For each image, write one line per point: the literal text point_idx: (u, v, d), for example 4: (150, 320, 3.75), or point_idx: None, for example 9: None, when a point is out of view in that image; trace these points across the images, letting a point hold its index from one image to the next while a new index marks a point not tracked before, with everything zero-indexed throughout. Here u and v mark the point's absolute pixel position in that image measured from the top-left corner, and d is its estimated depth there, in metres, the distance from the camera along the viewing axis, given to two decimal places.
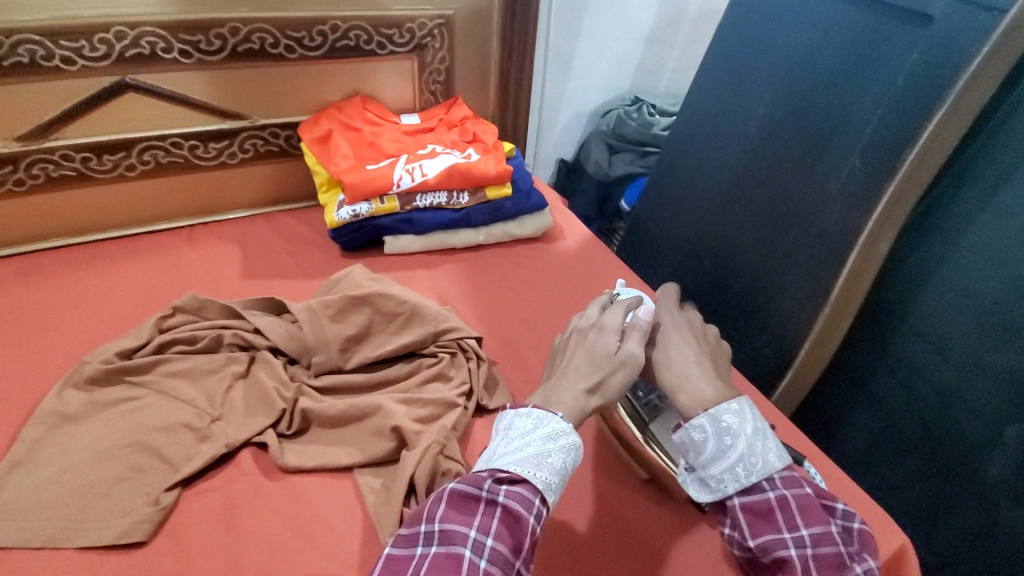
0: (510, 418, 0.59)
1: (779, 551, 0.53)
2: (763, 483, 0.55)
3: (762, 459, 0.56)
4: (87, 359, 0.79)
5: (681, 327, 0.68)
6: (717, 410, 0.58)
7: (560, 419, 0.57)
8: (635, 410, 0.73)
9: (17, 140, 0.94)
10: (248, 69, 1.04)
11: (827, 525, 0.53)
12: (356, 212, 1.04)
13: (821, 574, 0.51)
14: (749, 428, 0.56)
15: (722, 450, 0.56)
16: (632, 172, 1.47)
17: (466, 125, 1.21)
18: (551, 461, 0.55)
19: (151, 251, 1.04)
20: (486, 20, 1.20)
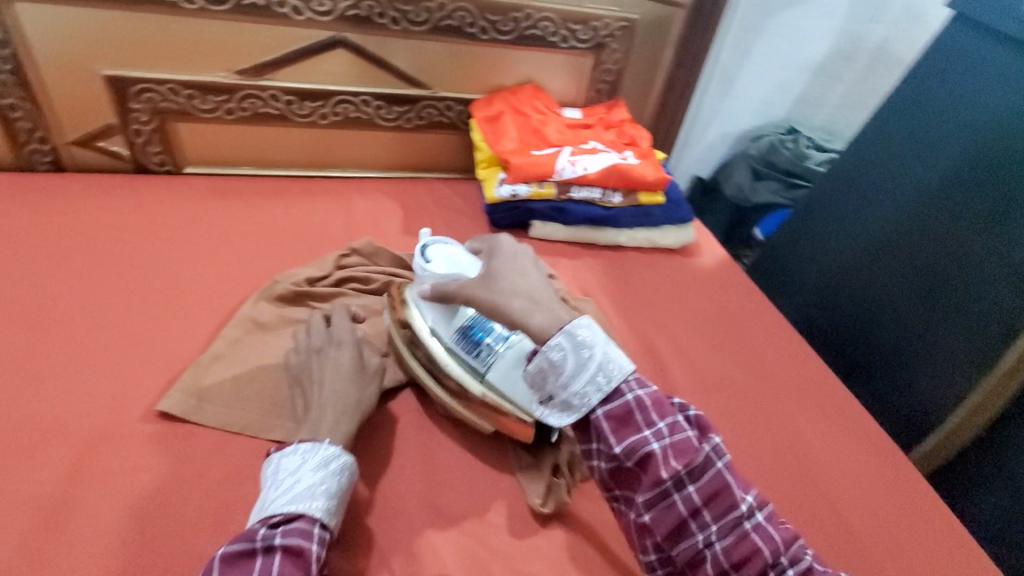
0: (277, 461, 0.62)
1: (644, 448, 0.59)
2: (622, 387, 0.62)
3: (615, 366, 0.62)
4: (276, 279, 0.87)
5: (484, 265, 0.70)
6: (572, 326, 0.63)
7: (325, 448, 0.62)
8: (465, 362, 0.74)
9: (235, 73, 1.04)
10: (441, 44, 1.11)
11: (675, 416, 0.61)
12: (516, 192, 1.10)
13: (677, 457, 0.59)
14: (601, 339, 0.63)
15: (582, 363, 0.62)
16: (774, 203, 1.47)
17: (623, 127, 1.23)
18: (325, 487, 0.59)
19: (328, 194, 1.14)
20: (665, 30, 1.22)
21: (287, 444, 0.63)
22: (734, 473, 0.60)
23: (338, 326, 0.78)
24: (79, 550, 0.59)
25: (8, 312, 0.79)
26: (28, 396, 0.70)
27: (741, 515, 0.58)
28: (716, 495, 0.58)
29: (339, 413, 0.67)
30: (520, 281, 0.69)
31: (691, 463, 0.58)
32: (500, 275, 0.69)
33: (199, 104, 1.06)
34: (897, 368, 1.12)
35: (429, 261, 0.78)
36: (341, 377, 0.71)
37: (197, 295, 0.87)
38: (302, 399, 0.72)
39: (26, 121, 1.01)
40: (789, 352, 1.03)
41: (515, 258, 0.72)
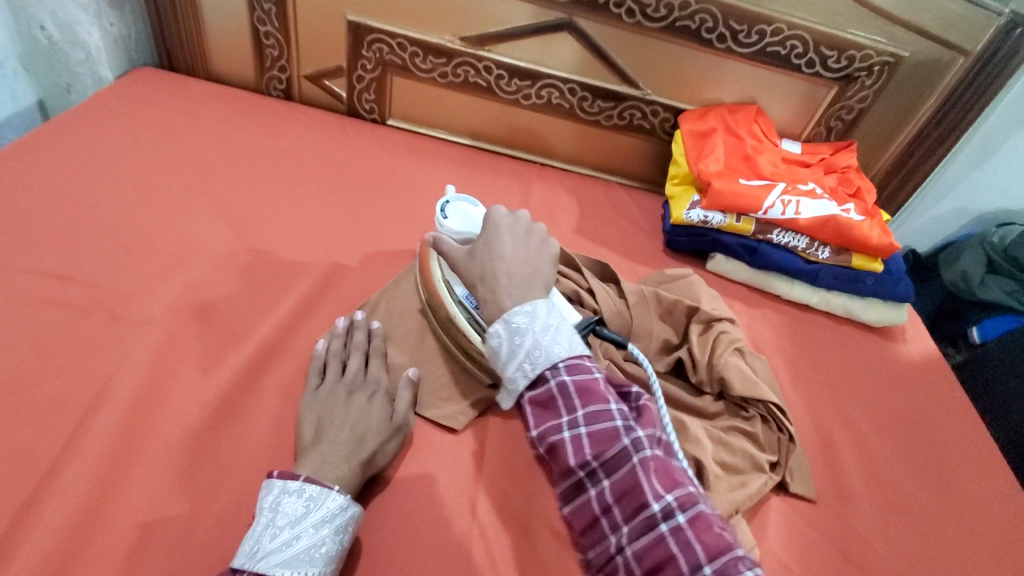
0: (278, 496, 0.53)
1: (553, 437, 0.52)
2: (546, 374, 0.54)
3: (545, 352, 0.55)
4: None
5: (491, 248, 0.64)
6: (508, 314, 0.58)
7: (333, 499, 0.53)
8: (471, 318, 0.68)
9: (460, 39, 1.06)
10: (669, 45, 1.04)
11: (606, 403, 0.52)
12: (706, 219, 0.99)
13: (589, 446, 0.51)
14: (537, 324, 0.56)
15: (512, 350, 0.56)
16: (1001, 304, 1.20)
17: (849, 176, 1.06)
18: (323, 552, 0.51)
19: (510, 173, 1.12)
20: (936, 75, 1.03)
21: (292, 476, 0.54)
22: (655, 471, 0.49)
23: (374, 365, 0.69)
24: (227, 455, 0.60)
25: (222, 216, 0.86)
26: (222, 295, 0.74)
27: (651, 518, 0.47)
28: (626, 494, 0.49)
29: (349, 463, 0.58)
30: (506, 252, 0.63)
31: (602, 454, 0.50)
32: (477, 253, 0.64)
33: (419, 63, 1.09)
34: None
35: (447, 218, 0.76)
36: (364, 423, 0.62)
37: (375, 245, 0.89)
38: (313, 430, 0.62)
39: (274, 50, 1.11)
40: (1003, 496, 0.83)
41: (510, 230, 0.66)
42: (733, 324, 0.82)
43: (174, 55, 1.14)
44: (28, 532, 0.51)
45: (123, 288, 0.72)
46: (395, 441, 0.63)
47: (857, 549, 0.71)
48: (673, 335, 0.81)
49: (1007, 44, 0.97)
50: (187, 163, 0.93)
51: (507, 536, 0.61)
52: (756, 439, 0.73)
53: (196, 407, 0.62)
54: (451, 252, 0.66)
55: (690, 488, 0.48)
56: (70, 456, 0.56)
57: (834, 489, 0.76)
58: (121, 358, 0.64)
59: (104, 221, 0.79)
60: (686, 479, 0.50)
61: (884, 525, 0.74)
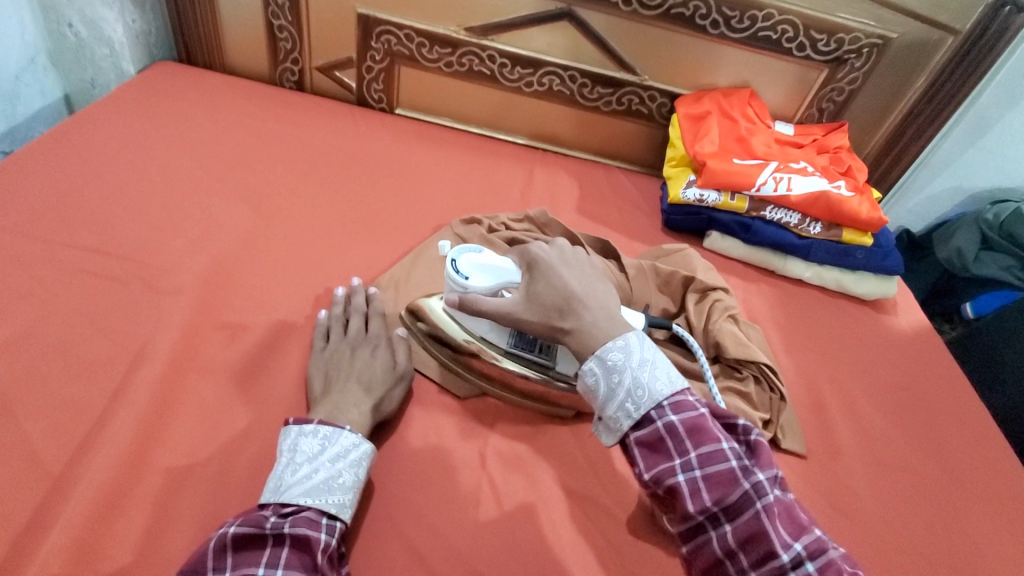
0: (294, 439, 0.58)
1: (669, 480, 0.52)
2: (652, 414, 0.54)
3: (647, 391, 0.55)
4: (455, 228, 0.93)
5: (553, 286, 0.64)
6: (603, 351, 0.58)
7: (346, 436, 0.59)
8: (524, 359, 0.71)
9: (464, 29, 1.11)
10: (665, 32, 1.08)
11: (719, 444, 0.52)
12: (702, 197, 1.04)
13: (709, 492, 0.51)
14: (633, 360, 0.56)
15: (611, 390, 0.56)
16: (998, 279, 1.23)
17: (840, 155, 1.11)
18: (341, 481, 0.57)
19: (514, 158, 1.17)
20: (923, 56, 1.07)
21: (307, 420, 0.60)
22: (779, 517, 0.49)
23: (375, 324, 0.74)
24: (257, 411, 0.65)
25: (244, 198, 0.91)
26: (246, 270, 0.80)
27: (781, 566, 0.47)
28: (751, 539, 0.49)
29: (358, 409, 0.63)
30: (573, 282, 0.64)
31: (722, 499, 0.50)
32: (543, 291, 0.64)
33: (425, 53, 1.14)
34: None
35: (466, 276, 0.70)
36: (371, 374, 0.68)
37: (388, 224, 0.94)
38: (321, 384, 0.67)
39: (287, 43, 1.16)
40: (986, 454, 0.87)
41: (566, 263, 0.67)
42: (727, 292, 0.86)
43: (192, 49, 1.19)
44: (82, 475, 0.57)
45: (155, 262, 0.77)
46: (401, 389, 0.69)
47: (845, 500, 0.75)
48: (670, 304, 0.86)
49: (995, 23, 1.01)
50: (209, 150, 0.98)
51: (514, 483, 0.66)
52: (749, 398, 0.78)
53: (226, 369, 0.68)
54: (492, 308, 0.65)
55: (816, 533, 0.49)
56: (116, 410, 0.62)
57: (824, 446, 0.81)
58: (157, 324, 0.70)
59: (135, 203, 0.85)
60: (808, 520, 0.51)
61: (872, 480, 0.79)
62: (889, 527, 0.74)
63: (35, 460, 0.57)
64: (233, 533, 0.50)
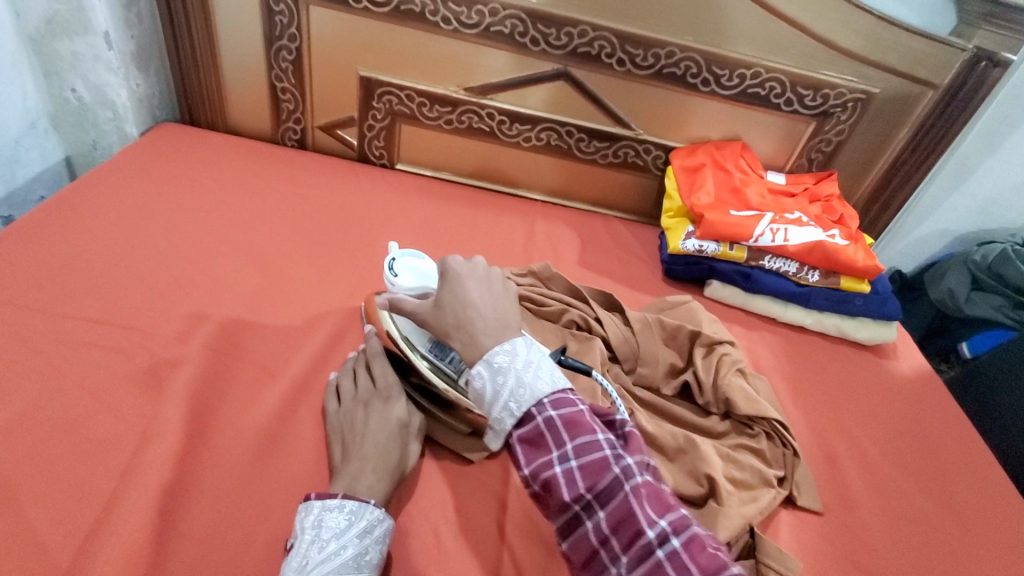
0: (318, 514, 0.57)
1: (546, 472, 0.53)
2: (533, 411, 0.56)
3: (529, 389, 0.57)
4: None
5: (456, 297, 0.64)
6: (489, 354, 0.59)
7: (371, 511, 0.58)
8: (439, 368, 0.74)
9: (464, 89, 1.14)
10: (658, 90, 1.12)
11: (595, 434, 0.54)
12: (701, 248, 1.05)
13: (583, 479, 0.51)
14: (518, 361, 0.58)
15: (497, 391, 0.57)
16: (992, 319, 1.26)
17: (832, 203, 1.13)
18: (368, 559, 0.56)
19: (514, 210, 1.18)
20: (905, 109, 1.12)
21: (329, 495, 0.58)
22: (646, 497, 0.50)
23: (380, 376, 0.72)
24: (271, 488, 0.64)
25: (250, 260, 0.91)
26: (255, 335, 0.79)
27: (648, 545, 0.47)
28: (621, 523, 0.49)
29: (374, 474, 0.62)
30: (475, 295, 0.64)
31: (594, 486, 0.51)
32: (445, 303, 0.65)
33: (426, 112, 1.17)
34: None
35: (397, 274, 0.79)
36: (385, 432, 0.66)
37: None
38: (340, 451, 0.66)
39: (290, 103, 1.19)
40: (1000, 502, 0.87)
41: (475, 278, 0.66)
42: (734, 346, 0.87)
43: (194, 110, 1.21)
44: (90, 565, 0.55)
45: (163, 331, 0.76)
46: (417, 442, 0.69)
47: (867, 559, 0.74)
48: (678, 359, 0.86)
49: (973, 77, 1.05)
50: (213, 212, 0.99)
51: (535, 551, 0.64)
52: (762, 455, 0.77)
53: (237, 442, 0.67)
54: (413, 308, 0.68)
55: (680, 510, 0.50)
56: (127, 493, 0.60)
57: (840, 500, 0.80)
58: (164, 398, 0.69)
59: (142, 269, 0.85)
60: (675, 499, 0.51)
61: (889, 534, 0.78)
62: None
63: (41, 549, 0.55)
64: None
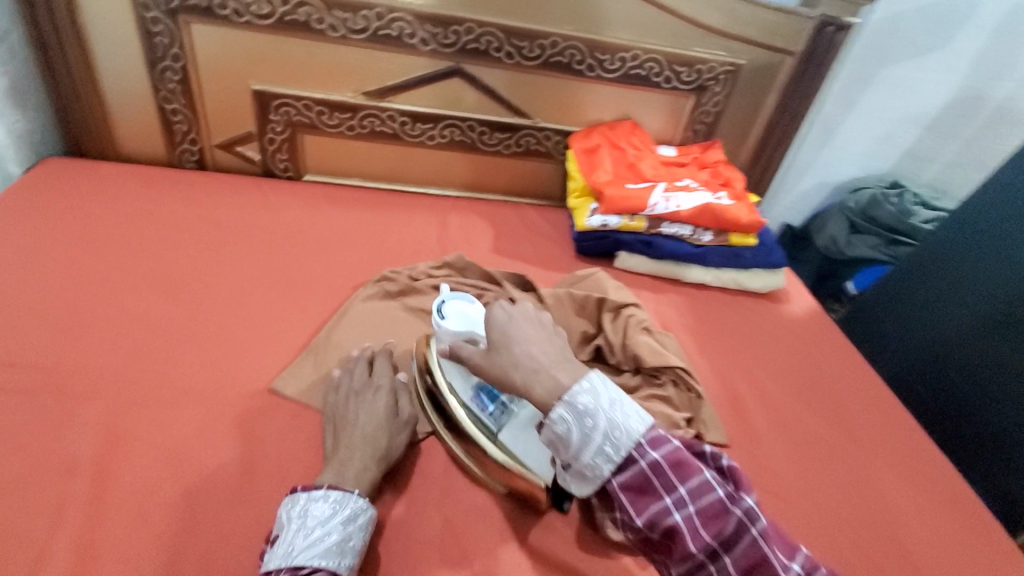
0: (304, 505, 0.59)
1: (664, 521, 0.50)
2: (634, 454, 0.52)
3: (625, 431, 0.53)
4: (385, 275, 0.96)
5: (505, 339, 0.63)
6: (570, 395, 0.55)
7: (355, 500, 0.60)
8: (481, 422, 0.71)
9: (362, 94, 1.15)
10: (549, 79, 1.18)
11: (705, 475, 0.51)
12: (606, 222, 1.12)
13: (704, 525, 0.49)
14: (605, 402, 0.54)
15: (586, 435, 0.53)
16: (870, 258, 1.41)
17: (719, 168, 1.23)
18: (351, 545, 0.58)
19: (427, 208, 1.22)
20: (770, 76, 1.23)
21: (314, 487, 0.61)
22: (774, 539, 0.49)
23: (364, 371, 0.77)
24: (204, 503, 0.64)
25: (156, 285, 0.90)
26: (171, 359, 0.79)
27: None
28: (756, 568, 0.47)
29: (359, 460, 0.65)
30: (534, 348, 0.61)
31: (716, 531, 0.49)
32: (498, 355, 0.62)
33: (326, 119, 1.18)
34: (998, 450, 1.06)
35: (446, 317, 0.76)
36: (374, 419, 0.70)
37: (313, 290, 0.95)
38: (333, 439, 0.69)
39: (183, 125, 1.16)
40: (881, 412, 0.98)
41: (525, 319, 0.65)
42: (638, 307, 0.94)
43: (80, 141, 1.16)
44: None
45: (69, 369, 0.74)
46: (406, 430, 0.71)
47: (770, 479, 0.83)
48: (589, 326, 0.91)
49: (823, 41, 1.18)
50: (113, 241, 0.96)
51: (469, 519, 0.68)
52: (671, 401, 0.84)
53: (159, 467, 0.66)
54: (469, 356, 0.65)
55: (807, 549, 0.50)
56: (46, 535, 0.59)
57: (743, 432, 0.88)
58: (74, 434, 0.68)
59: (39, 308, 0.81)
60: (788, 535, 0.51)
61: (788, 455, 0.87)
62: (808, 495, 0.82)
63: None
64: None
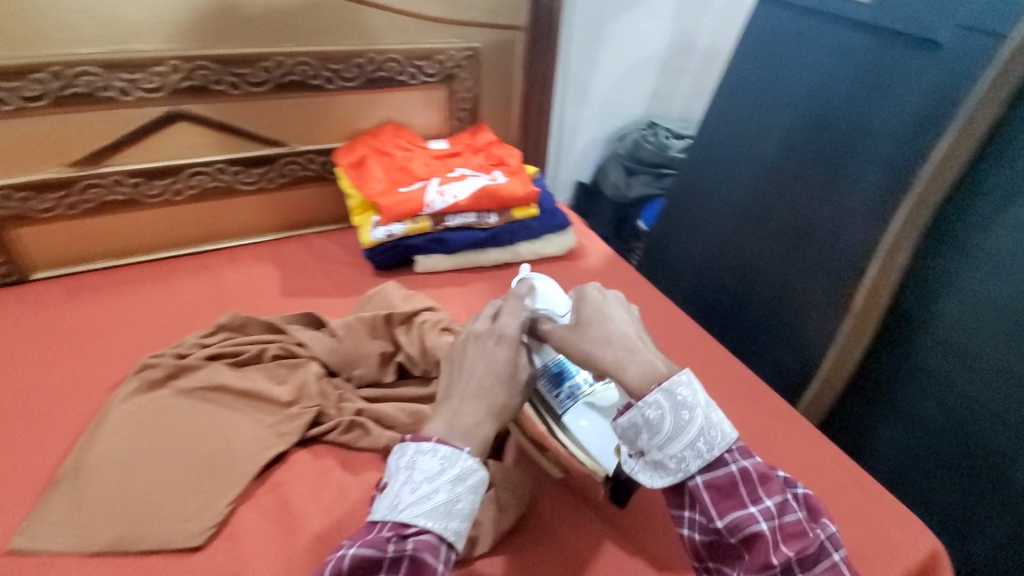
0: (412, 456, 0.58)
1: (751, 527, 0.56)
2: (726, 457, 0.58)
3: (717, 430, 0.58)
4: (146, 362, 0.83)
5: (600, 315, 0.69)
6: (671, 382, 0.59)
7: (466, 456, 0.58)
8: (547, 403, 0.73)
9: (71, 165, 0.99)
10: (288, 101, 1.11)
11: (785, 494, 0.58)
12: (390, 231, 1.10)
13: (787, 543, 0.56)
14: (703, 399, 0.59)
15: (680, 426, 0.57)
16: (648, 194, 1.55)
17: (492, 149, 1.26)
18: (460, 506, 0.56)
19: (193, 271, 1.09)
20: (510, 50, 1.27)
21: (425, 439, 0.59)
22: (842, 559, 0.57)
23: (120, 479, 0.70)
24: None
25: None
26: None
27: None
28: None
29: None
30: (612, 326, 0.68)
31: (802, 550, 0.55)
32: (586, 329, 0.68)
33: (38, 205, 1.00)
34: (771, 333, 1.18)
35: (531, 299, 0.77)
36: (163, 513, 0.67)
37: (58, 405, 0.81)
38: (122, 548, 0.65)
39: None
40: (676, 331, 1.08)
41: (599, 310, 0.70)
42: (434, 310, 0.91)
43: None
44: None
45: None
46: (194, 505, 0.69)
47: None
48: (389, 344, 0.88)
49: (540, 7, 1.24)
50: None
51: None
52: None
53: None
54: (553, 331, 0.70)
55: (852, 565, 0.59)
56: None
57: None
58: None
59: None
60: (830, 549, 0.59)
61: None
62: None
63: None
64: (354, 555, 0.52)
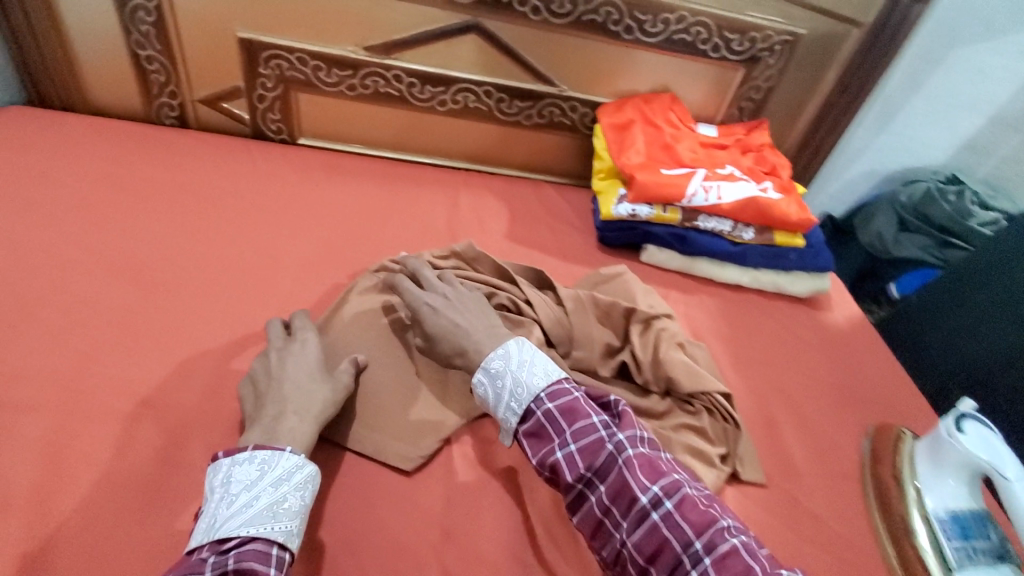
0: (226, 470, 0.55)
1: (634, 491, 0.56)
2: (532, 408, 0.61)
3: (525, 387, 0.61)
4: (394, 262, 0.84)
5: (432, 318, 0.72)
6: (485, 361, 0.64)
7: (287, 458, 0.56)
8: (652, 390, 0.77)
9: (363, 49, 1.00)
10: (578, 40, 1.02)
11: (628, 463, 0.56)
12: (635, 212, 1.00)
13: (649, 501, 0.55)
14: (512, 364, 0.63)
15: (498, 395, 0.62)
16: (919, 260, 1.28)
17: (764, 153, 1.09)
18: (285, 505, 0.54)
19: (433, 182, 1.08)
20: (835, 47, 1.07)
21: (239, 450, 0.56)
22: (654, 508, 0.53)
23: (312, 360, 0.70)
24: (171, 548, 0.56)
25: (118, 268, 0.79)
26: (126, 366, 0.69)
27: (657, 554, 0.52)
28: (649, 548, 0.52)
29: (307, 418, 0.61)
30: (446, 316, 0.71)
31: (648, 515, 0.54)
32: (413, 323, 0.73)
33: (324, 77, 1.03)
34: None
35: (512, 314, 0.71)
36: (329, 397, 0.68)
37: (313, 271, 0.86)
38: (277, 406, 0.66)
39: (160, 75, 1.02)
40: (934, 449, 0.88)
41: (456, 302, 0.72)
42: (670, 318, 0.84)
43: (45, 90, 1.02)
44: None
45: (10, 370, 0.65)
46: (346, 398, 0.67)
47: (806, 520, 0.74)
48: (615, 338, 0.81)
49: (895, 15, 1.02)
50: (75, 209, 0.85)
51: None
52: (704, 433, 0.75)
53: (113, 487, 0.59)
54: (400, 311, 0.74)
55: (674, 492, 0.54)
56: None
57: (779, 466, 0.79)
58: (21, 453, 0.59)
59: None
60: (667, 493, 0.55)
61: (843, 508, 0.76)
62: (850, 545, 0.73)
63: None
64: None
